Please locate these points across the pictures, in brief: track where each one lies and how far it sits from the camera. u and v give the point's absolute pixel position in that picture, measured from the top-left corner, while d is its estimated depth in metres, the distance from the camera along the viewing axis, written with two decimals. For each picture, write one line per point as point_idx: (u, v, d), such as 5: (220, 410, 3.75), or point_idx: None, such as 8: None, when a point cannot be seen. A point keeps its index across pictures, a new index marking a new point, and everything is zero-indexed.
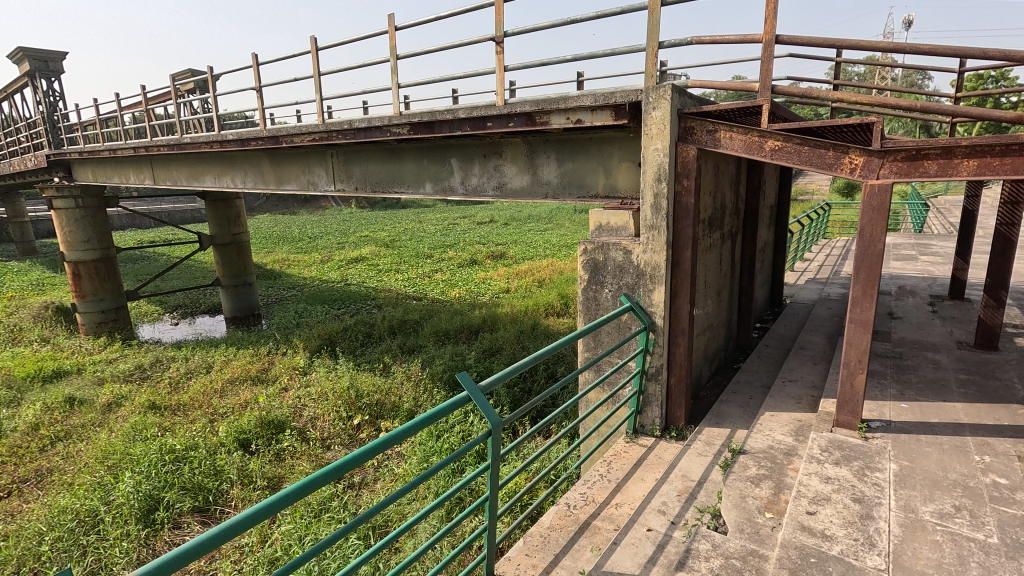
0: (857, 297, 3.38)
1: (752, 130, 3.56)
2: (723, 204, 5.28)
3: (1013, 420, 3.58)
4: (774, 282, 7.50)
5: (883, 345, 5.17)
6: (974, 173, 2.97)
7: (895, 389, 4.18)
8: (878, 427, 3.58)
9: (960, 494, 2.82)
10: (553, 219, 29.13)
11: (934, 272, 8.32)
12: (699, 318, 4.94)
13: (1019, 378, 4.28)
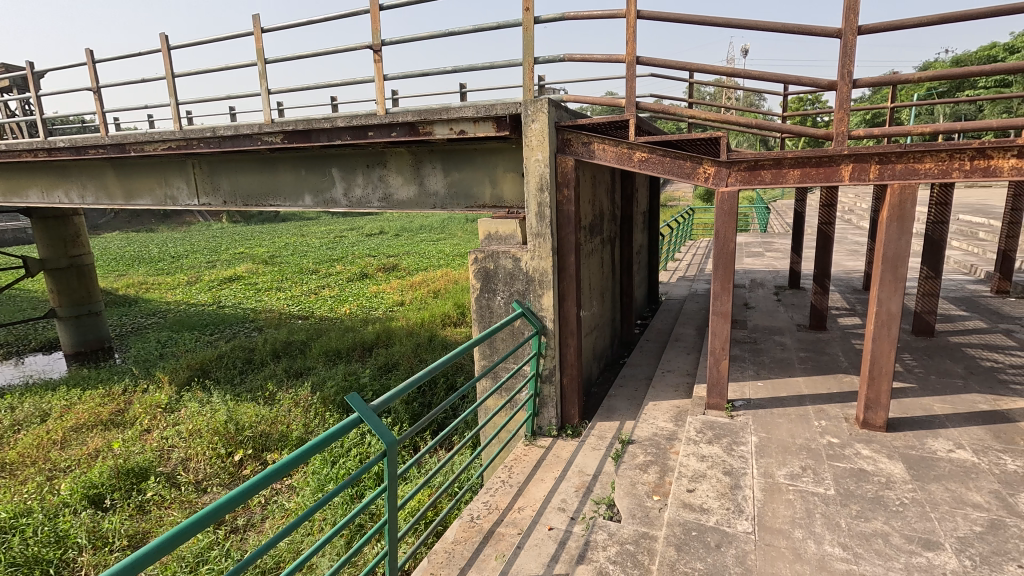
0: (717, 291, 3.79)
1: (622, 143, 3.86)
2: (602, 211, 5.66)
3: (840, 388, 4.25)
4: (651, 281, 8.17)
5: (741, 332, 5.87)
6: (799, 181, 3.50)
7: (752, 370, 4.76)
8: (741, 405, 4.04)
9: (806, 456, 3.27)
10: (445, 229, 29.04)
11: (777, 266, 9.66)
12: (586, 319, 5.23)
13: (843, 352, 5.10)
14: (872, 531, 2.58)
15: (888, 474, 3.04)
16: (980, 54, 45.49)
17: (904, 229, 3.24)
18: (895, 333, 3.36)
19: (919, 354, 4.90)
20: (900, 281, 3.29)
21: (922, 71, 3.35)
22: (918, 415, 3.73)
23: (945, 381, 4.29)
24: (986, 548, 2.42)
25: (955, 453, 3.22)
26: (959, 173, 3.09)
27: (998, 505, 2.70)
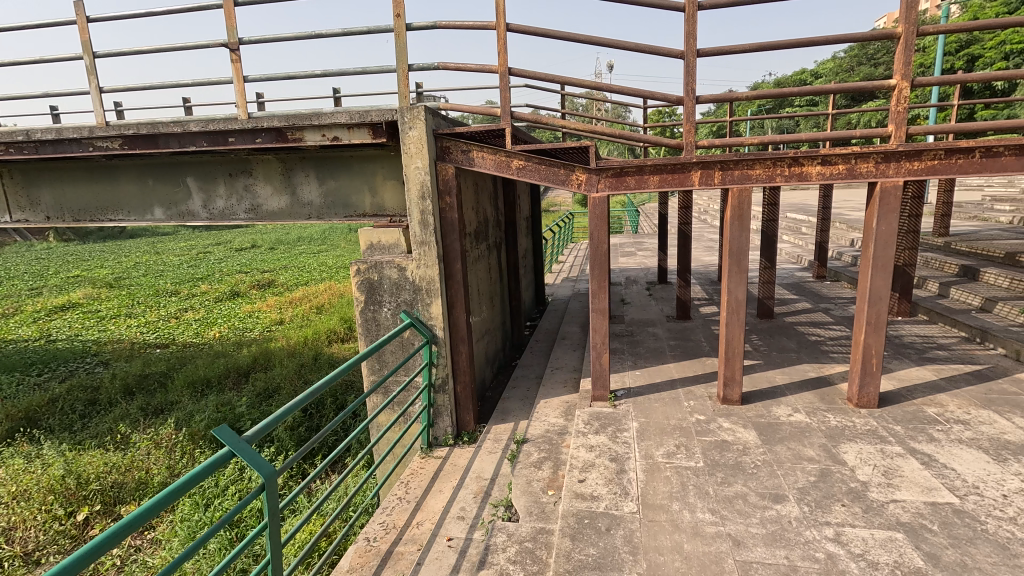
0: (595, 289, 4.03)
1: (500, 151, 3.96)
2: (486, 218, 5.76)
3: (704, 370, 4.77)
4: (537, 283, 8.48)
5: (620, 326, 6.32)
6: (659, 187, 3.86)
7: (631, 360, 5.15)
8: (623, 394, 4.34)
9: (679, 435, 3.61)
10: (327, 239, 27.53)
11: (648, 263, 10.58)
12: (477, 325, 5.27)
13: (705, 338, 5.72)
14: (734, 493, 2.92)
15: (744, 441, 3.47)
16: (794, 78, 54.11)
17: (743, 227, 3.73)
18: (743, 318, 3.84)
19: (763, 334, 5.66)
20: (743, 272, 3.78)
21: (749, 89, 3.85)
22: (764, 387, 4.31)
23: (784, 355, 5.01)
24: (819, 493, 2.86)
25: (793, 416, 3.78)
26: (780, 178, 3.63)
27: (825, 456, 3.21)
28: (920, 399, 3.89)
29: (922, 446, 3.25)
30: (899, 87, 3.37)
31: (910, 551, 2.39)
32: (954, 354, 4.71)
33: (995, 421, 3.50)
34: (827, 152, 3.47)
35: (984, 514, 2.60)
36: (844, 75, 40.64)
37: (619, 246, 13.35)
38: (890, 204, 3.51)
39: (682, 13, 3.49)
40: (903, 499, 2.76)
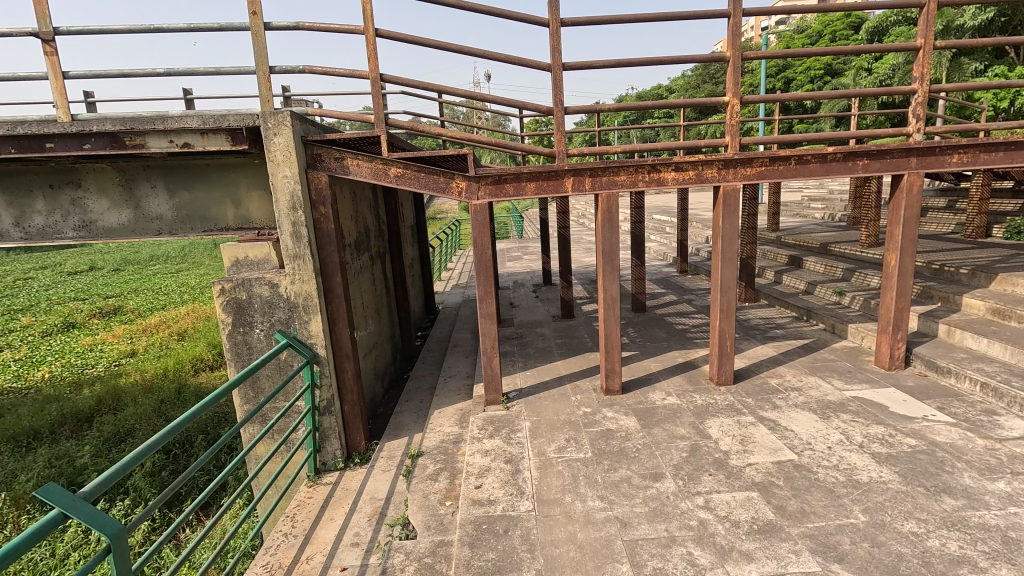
0: (481, 295, 4.07)
1: (376, 158, 3.84)
2: (367, 227, 5.55)
3: (588, 365, 5.05)
4: (426, 292, 8.37)
5: (510, 329, 6.47)
6: (536, 193, 4.01)
7: (521, 362, 5.29)
8: (515, 396, 4.44)
9: (568, 429, 3.78)
10: (188, 257, 24.65)
11: (534, 266, 10.97)
12: (362, 339, 5.05)
13: (588, 334, 6.07)
14: (620, 478, 3.12)
15: (626, 428, 3.73)
16: (652, 92, 59.83)
17: (614, 228, 4.01)
18: (619, 313, 4.12)
19: (638, 327, 6.15)
20: (616, 270, 4.07)
21: (612, 102, 4.15)
22: (641, 375, 4.68)
23: (656, 345, 5.49)
24: (691, 467, 3.16)
25: (666, 399, 4.14)
26: (642, 183, 3.98)
27: (694, 433, 3.56)
28: (765, 372, 4.49)
29: (769, 414, 3.75)
30: (732, 103, 3.87)
31: (764, 506, 2.74)
32: (788, 332, 5.52)
33: (821, 385, 4.16)
34: (678, 160, 3.86)
35: (816, 465, 3.06)
36: (692, 91, 45.85)
37: (506, 251, 13.68)
38: (731, 205, 4.00)
39: (547, 28, 3.66)
40: (757, 462, 3.15)
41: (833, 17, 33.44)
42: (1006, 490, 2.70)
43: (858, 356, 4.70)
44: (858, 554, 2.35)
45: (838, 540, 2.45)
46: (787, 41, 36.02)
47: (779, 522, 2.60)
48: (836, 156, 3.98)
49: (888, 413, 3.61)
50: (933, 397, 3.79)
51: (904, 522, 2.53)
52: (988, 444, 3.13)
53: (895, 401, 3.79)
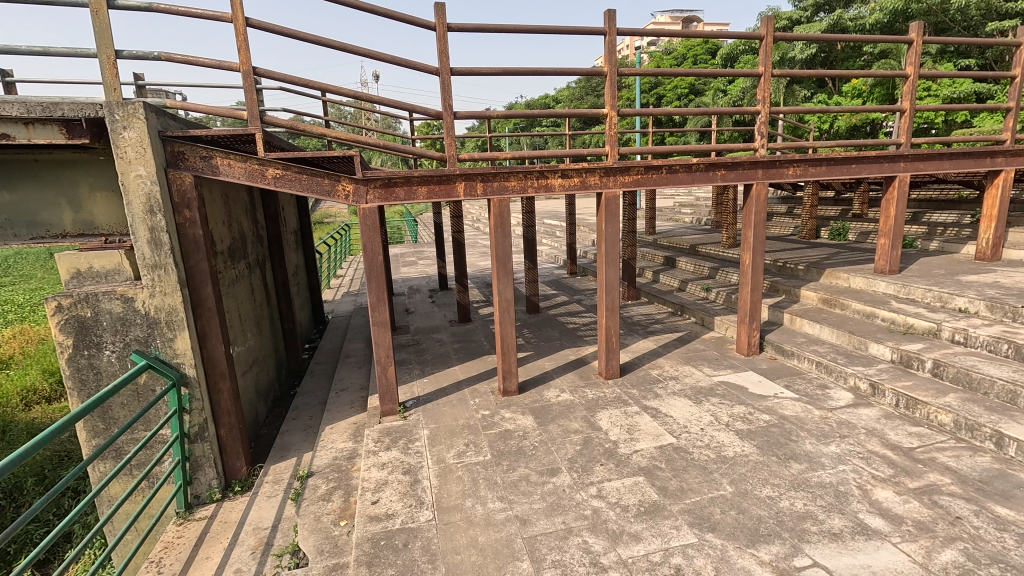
0: (374, 303, 3.90)
1: (251, 158, 3.52)
2: (242, 233, 5.08)
3: (485, 368, 5.10)
4: (313, 302, 7.88)
5: (406, 336, 6.32)
6: (427, 198, 3.95)
7: (418, 369, 5.19)
8: (412, 404, 4.34)
9: (467, 433, 3.78)
10: (12, 269, 20.73)
11: (429, 271, 10.83)
12: (240, 355, 4.61)
13: (485, 337, 6.13)
14: (518, 476, 3.19)
15: (524, 427, 3.82)
16: (540, 101, 62.31)
17: (506, 232, 4.08)
18: (513, 315, 4.20)
19: (533, 328, 6.34)
20: (509, 273, 4.15)
21: (500, 109, 4.21)
22: (537, 374, 4.83)
23: (550, 344, 5.70)
24: (584, 459, 3.32)
25: (561, 396, 4.32)
26: (531, 189, 4.10)
27: (586, 426, 3.76)
28: (647, 364, 4.87)
29: (651, 402, 4.07)
30: (610, 115, 4.15)
31: (649, 489, 2.96)
32: (666, 326, 6.04)
33: (693, 373, 4.60)
34: (564, 167, 4.04)
35: (692, 446, 3.38)
36: (577, 103, 48.53)
37: (400, 256, 13.35)
38: (613, 210, 4.28)
39: (433, 32, 3.62)
40: (642, 448, 3.40)
41: (694, 42, 37.41)
42: (837, 452, 3.19)
43: (722, 345, 5.29)
44: (727, 522, 2.63)
45: (712, 511, 2.73)
46: (657, 61, 39.57)
47: (661, 502, 2.83)
48: (699, 167, 4.45)
49: (748, 393, 4.10)
50: (781, 377, 4.38)
51: (762, 488, 2.89)
52: (823, 414, 3.69)
53: (752, 382, 4.32)
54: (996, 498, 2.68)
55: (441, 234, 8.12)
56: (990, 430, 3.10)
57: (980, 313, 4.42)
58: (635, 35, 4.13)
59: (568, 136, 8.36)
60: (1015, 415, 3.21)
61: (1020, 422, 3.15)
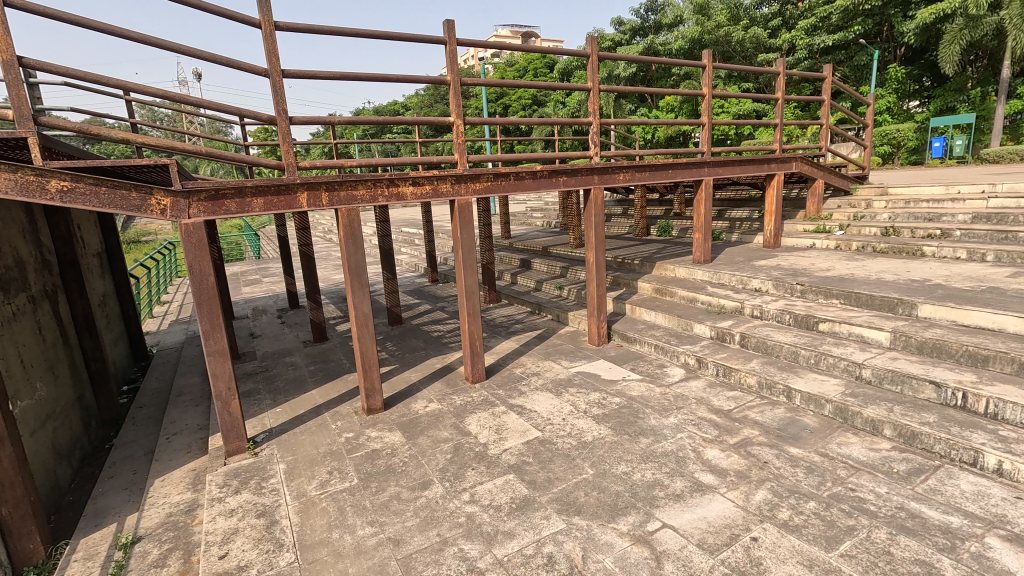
0: (207, 331, 3.41)
1: (22, 167, 2.81)
2: (17, 259, 4.08)
3: (347, 388, 4.81)
4: (129, 336, 6.67)
5: (252, 364, 5.68)
6: (264, 210, 3.57)
7: (269, 398, 4.70)
8: (263, 438, 3.91)
9: (330, 460, 3.52)
10: None
11: (276, 290, 9.90)
12: (24, 412, 3.70)
13: (344, 355, 5.78)
14: (389, 496, 3.06)
15: (391, 444, 3.68)
16: (388, 108, 61.08)
17: (358, 243, 3.89)
18: (372, 329, 4.01)
19: (396, 340, 6.15)
20: (365, 285, 3.95)
21: (341, 114, 4.00)
22: (402, 387, 4.70)
23: (415, 355, 5.59)
24: (455, 467, 3.31)
25: (428, 406, 4.26)
26: (382, 198, 3.97)
27: (456, 433, 3.75)
28: (510, 364, 5.03)
29: (516, 400, 4.21)
30: (456, 123, 4.19)
31: (520, 484, 3.06)
32: (526, 325, 6.32)
33: (553, 367, 4.88)
34: (415, 174, 3.98)
35: (556, 437, 3.58)
36: (427, 110, 48.67)
37: (240, 275, 11.99)
38: (466, 216, 4.33)
39: (259, 29, 3.30)
40: (510, 446, 3.50)
41: (533, 56, 39.90)
42: (675, 422, 3.64)
43: (577, 338, 5.69)
44: (591, 502, 2.83)
45: (576, 495, 2.91)
46: (501, 72, 41.36)
47: (531, 495, 2.94)
48: (543, 173, 4.72)
49: (601, 380, 4.47)
50: (628, 361, 4.85)
51: (618, 465, 3.17)
52: (662, 390, 4.17)
53: (604, 369, 4.72)
54: (790, 440, 3.28)
55: (287, 249, 7.47)
56: (783, 386, 3.79)
57: (769, 291, 5.39)
58: (475, 46, 4.23)
59: (419, 143, 8.27)
60: (798, 371, 3.98)
61: (801, 376, 3.91)
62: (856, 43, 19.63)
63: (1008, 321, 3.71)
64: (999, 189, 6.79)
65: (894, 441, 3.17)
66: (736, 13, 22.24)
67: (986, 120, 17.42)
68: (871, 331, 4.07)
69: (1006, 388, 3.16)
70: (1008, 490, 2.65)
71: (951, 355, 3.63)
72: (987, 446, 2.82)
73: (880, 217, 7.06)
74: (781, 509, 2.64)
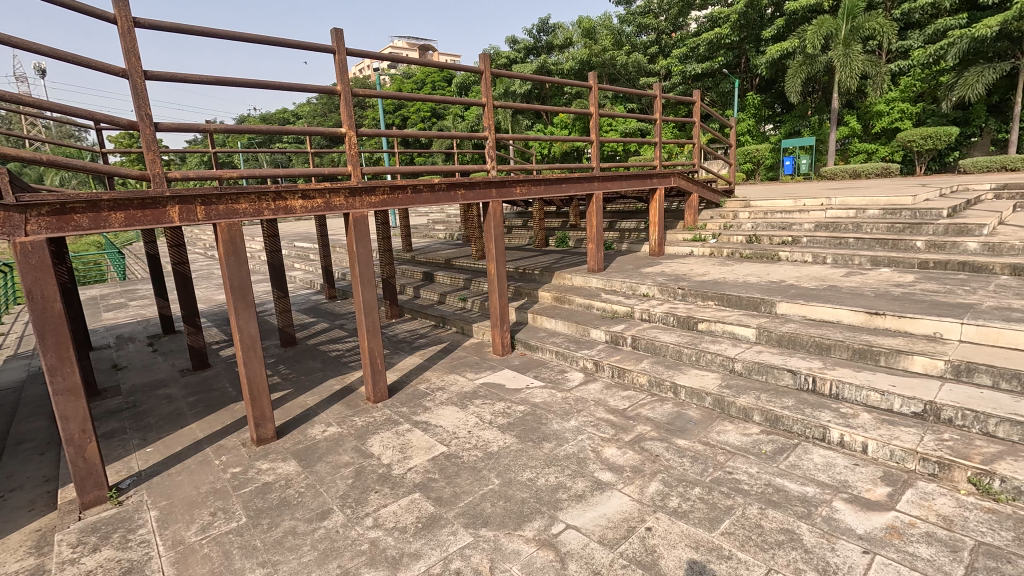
0: (53, 366, 2.93)
1: None
2: None
3: (233, 418, 4.39)
4: None
5: (114, 400, 4.98)
6: (124, 225, 3.15)
7: (137, 438, 4.15)
8: (130, 484, 3.44)
9: (213, 500, 3.19)
10: None
11: (146, 314, 8.81)
12: None
13: (229, 383, 5.28)
14: (283, 532, 2.83)
15: (285, 474, 3.43)
16: (277, 116, 57.69)
17: (241, 261, 3.59)
18: (260, 353, 3.71)
19: (290, 362, 5.75)
20: (251, 306, 3.64)
21: (217, 121, 3.68)
22: (298, 413, 4.39)
23: (311, 377, 5.26)
24: (357, 492, 3.16)
25: (327, 431, 4.03)
26: (267, 212, 3.70)
27: (357, 456, 3.59)
28: (415, 380, 4.93)
29: (420, 417, 4.12)
30: (349, 134, 4.04)
31: (425, 503, 2.99)
32: (430, 340, 6.23)
33: (458, 381, 4.85)
34: (304, 187, 3.77)
35: (461, 450, 3.56)
36: (321, 121, 46.78)
37: (99, 299, 10.50)
38: (362, 230, 4.18)
39: (114, 25, 2.95)
40: (415, 464, 3.42)
41: (430, 70, 40.06)
42: (576, 425, 3.79)
43: (481, 349, 5.72)
44: (497, 512, 2.84)
45: (483, 507, 2.92)
46: (398, 83, 40.86)
47: (437, 512, 2.89)
48: (441, 186, 4.72)
49: (505, 390, 4.53)
50: (531, 369, 4.97)
51: (523, 472, 3.23)
52: (563, 395, 4.33)
53: (508, 379, 4.79)
54: (678, 433, 3.56)
55: (158, 268, 6.69)
56: (669, 382, 4.11)
57: (656, 295, 5.83)
58: (367, 57, 4.11)
59: (310, 153, 7.85)
60: (682, 368, 4.34)
61: (685, 372, 4.27)
62: (720, 72, 22.13)
63: (844, 314, 4.36)
64: (834, 202, 7.98)
65: (762, 425, 3.56)
66: (619, 39, 24.05)
67: (823, 143, 20.46)
68: (741, 328, 4.56)
69: (844, 372, 3.70)
70: (849, 459, 3.10)
71: (803, 346, 4.18)
72: (832, 422, 3.28)
73: (745, 226, 7.97)
74: (670, 498, 2.85)
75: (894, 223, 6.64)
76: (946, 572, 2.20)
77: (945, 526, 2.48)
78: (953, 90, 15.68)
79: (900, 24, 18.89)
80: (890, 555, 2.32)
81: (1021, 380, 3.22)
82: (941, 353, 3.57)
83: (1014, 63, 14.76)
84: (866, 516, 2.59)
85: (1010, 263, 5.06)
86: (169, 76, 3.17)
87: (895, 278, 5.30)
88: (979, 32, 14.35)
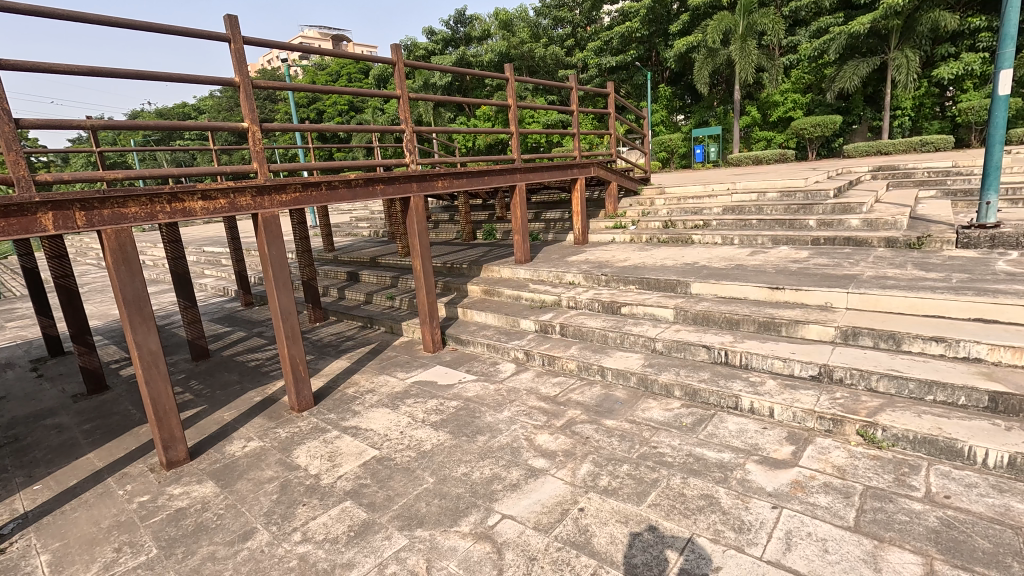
0: None
1: None
2: None
3: (138, 443, 4.01)
4: None
5: None
6: None
7: (21, 475, 3.69)
8: (14, 528, 3.05)
9: (117, 534, 2.90)
10: None
11: (28, 336, 7.82)
12: None
13: (132, 406, 4.81)
14: (200, 559, 2.63)
15: (201, 497, 3.19)
16: (176, 110, 53.21)
17: (134, 270, 3.24)
18: (164, 369, 3.40)
19: (202, 377, 5.34)
20: (148, 319, 3.31)
21: (97, 116, 3.29)
22: (213, 430, 4.09)
23: (227, 391, 4.92)
24: (282, 507, 2.99)
25: (247, 446, 3.78)
26: (161, 216, 3.35)
27: (282, 469, 3.41)
28: (342, 385, 4.74)
29: (349, 422, 3.97)
30: (252, 129, 3.74)
31: (357, 510, 2.89)
32: (357, 342, 6.01)
33: (388, 382, 4.72)
34: (204, 188, 3.47)
35: (394, 452, 3.48)
36: (227, 115, 43.72)
37: None
38: (273, 231, 3.91)
39: None
40: (345, 471, 3.30)
41: (347, 63, 38.72)
42: (508, 415, 3.82)
43: (411, 348, 5.61)
44: (432, 511, 2.81)
45: (418, 507, 2.87)
46: (311, 75, 39.02)
47: (370, 518, 2.81)
48: (358, 182, 4.51)
49: (436, 387, 4.47)
50: (462, 364, 4.95)
51: (457, 467, 3.21)
52: (496, 387, 4.34)
53: (440, 375, 4.73)
54: (606, 414, 3.69)
55: (38, 283, 5.92)
56: (597, 365, 4.25)
57: (581, 282, 5.99)
58: (270, 45, 3.83)
59: (215, 151, 7.12)
60: (608, 351, 4.49)
61: (611, 355, 4.42)
62: (633, 64, 23.00)
63: (750, 290, 4.71)
64: (739, 187, 8.58)
65: (682, 399, 3.77)
66: (536, 32, 24.45)
67: (728, 132, 21.96)
68: (660, 309, 4.81)
69: (751, 344, 4.00)
70: (759, 423, 3.35)
71: (715, 322, 4.47)
72: (743, 391, 3.54)
73: (661, 213, 8.37)
74: (601, 477, 2.95)
75: (790, 204, 7.25)
76: (840, 516, 2.44)
77: (839, 475, 2.76)
78: (835, 82, 17.32)
79: (789, 21, 20.56)
80: (795, 507, 2.54)
81: (895, 339, 3.64)
82: (832, 321, 3.95)
83: (883, 57, 16.45)
84: (774, 474, 2.82)
85: (885, 236, 5.69)
86: (29, 65, 2.77)
87: (792, 255, 5.79)
88: (854, 28, 15.93)
